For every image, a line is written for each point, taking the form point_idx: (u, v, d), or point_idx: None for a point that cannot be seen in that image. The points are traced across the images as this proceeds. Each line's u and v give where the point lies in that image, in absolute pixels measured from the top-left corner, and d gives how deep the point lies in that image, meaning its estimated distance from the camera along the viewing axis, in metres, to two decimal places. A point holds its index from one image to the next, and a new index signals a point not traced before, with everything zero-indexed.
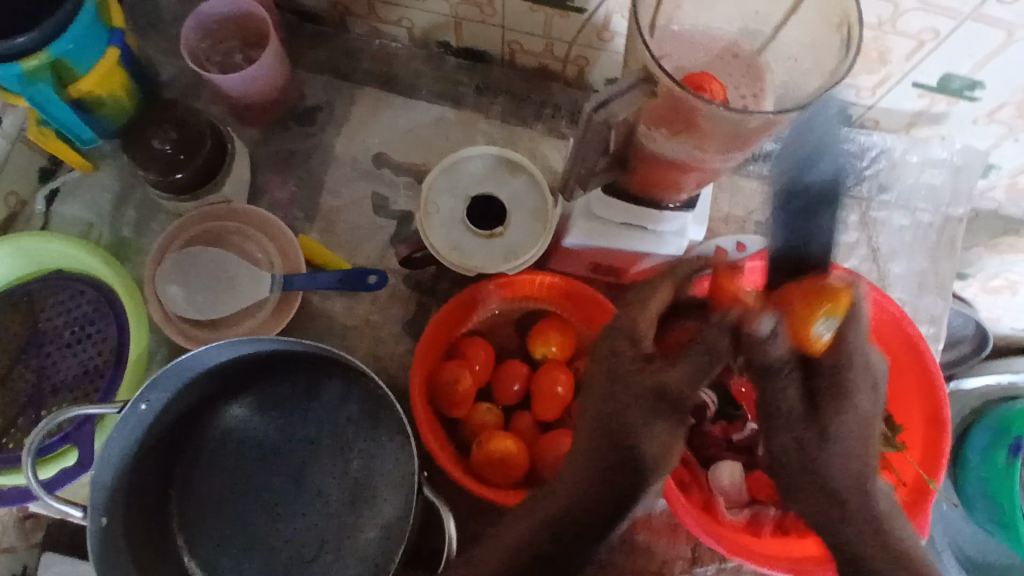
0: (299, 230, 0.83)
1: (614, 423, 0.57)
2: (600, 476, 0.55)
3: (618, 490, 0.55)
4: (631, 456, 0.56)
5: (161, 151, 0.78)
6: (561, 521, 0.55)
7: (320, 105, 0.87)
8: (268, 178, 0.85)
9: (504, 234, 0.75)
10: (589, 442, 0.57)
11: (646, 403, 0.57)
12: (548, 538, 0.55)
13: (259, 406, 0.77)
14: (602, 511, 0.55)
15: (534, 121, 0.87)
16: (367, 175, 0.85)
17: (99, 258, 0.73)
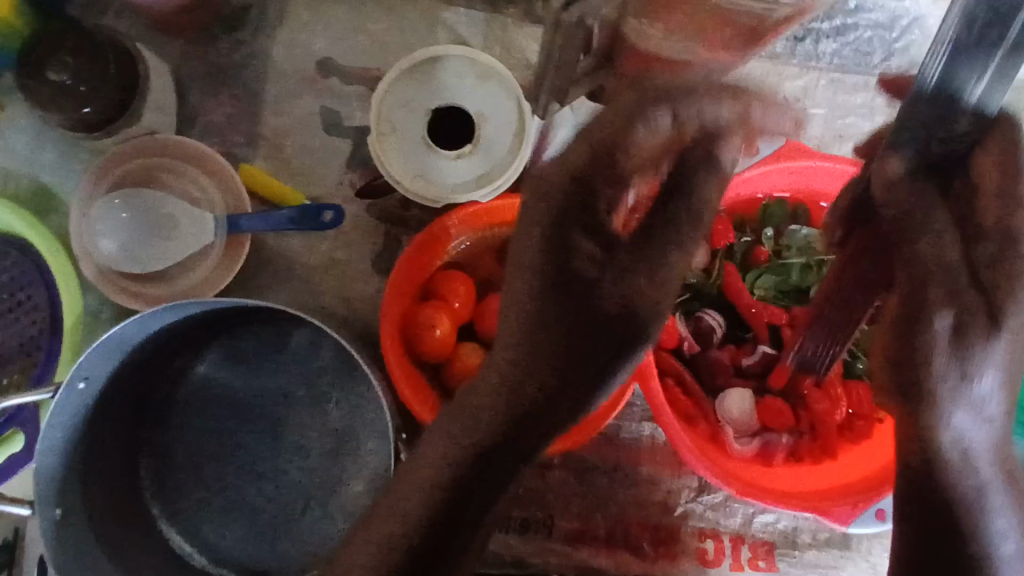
0: (243, 158, 0.72)
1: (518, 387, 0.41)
2: (506, 406, 0.42)
3: (529, 427, 0.42)
4: (544, 370, 0.41)
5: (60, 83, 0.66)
6: (464, 466, 0.42)
7: (250, 4, 0.73)
8: (200, 100, 0.72)
9: (477, 151, 0.64)
10: (503, 357, 0.42)
11: (573, 327, 0.41)
12: (452, 484, 0.42)
13: (223, 362, 0.70)
14: (504, 458, 0.42)
15: (506, 5, 0.73)
16: (313, 87, 0.73)
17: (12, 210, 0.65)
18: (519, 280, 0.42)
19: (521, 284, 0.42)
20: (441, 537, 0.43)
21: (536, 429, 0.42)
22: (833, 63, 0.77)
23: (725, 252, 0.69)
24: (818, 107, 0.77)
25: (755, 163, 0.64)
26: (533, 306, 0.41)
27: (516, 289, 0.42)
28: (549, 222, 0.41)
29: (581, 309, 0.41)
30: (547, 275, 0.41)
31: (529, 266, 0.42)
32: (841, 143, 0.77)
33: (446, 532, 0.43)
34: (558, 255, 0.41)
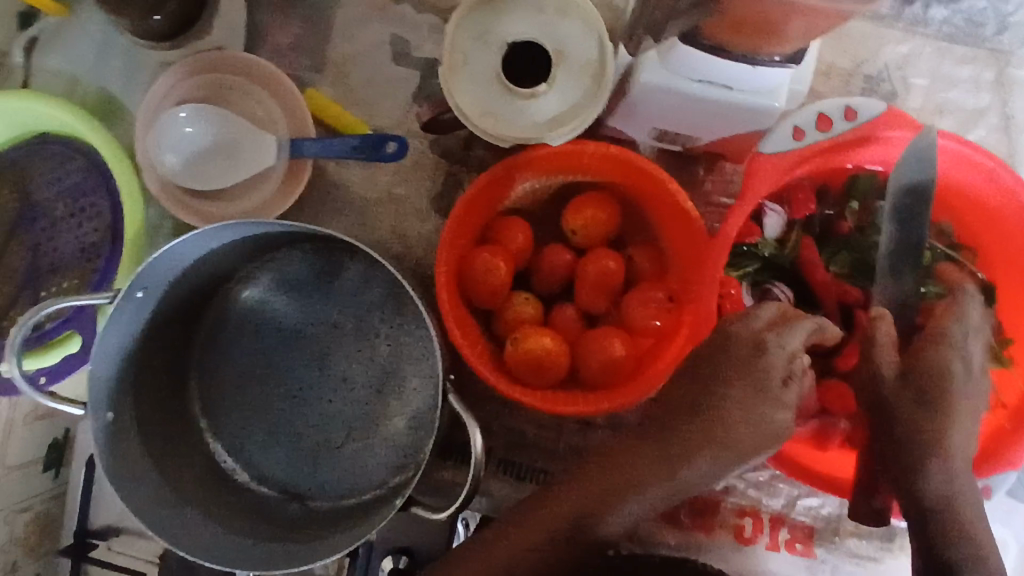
0: (308, 83, 0.70)
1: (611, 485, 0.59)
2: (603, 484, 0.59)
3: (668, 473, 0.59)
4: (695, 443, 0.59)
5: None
6: (620, 495, 0.59)
7: None
8: (268, 18, 0.70)
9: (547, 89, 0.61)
10: (675, 437, 0.59)
11: (717, 419, 0.58)
12: (609, 504, 0.59)
13: (274, 287, 0.70)
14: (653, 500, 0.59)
15: None
16: (384, 14, 0.70)
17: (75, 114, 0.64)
18: (704, 369, 0.59)
19: (705, 375, 0.59)
20: (589, 550, 0.59)
21: (676, 477, 0.59)
22: (941, 32, 0.70)
23: (803, 224, 0.65)
24: (919, 76, 0.71)
25: (849, 130, 0.59)
26: (716, 373, 0.58)
27: (701, 379, 0.59)
28: (735, 335, 0.58)
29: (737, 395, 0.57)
30: (712, 369, 0.58)
31: (720, 365, 0.58)
32: (939, 118, 0.71)
33: (593, 544, 0.58)
34: (713, 368, 0.58)
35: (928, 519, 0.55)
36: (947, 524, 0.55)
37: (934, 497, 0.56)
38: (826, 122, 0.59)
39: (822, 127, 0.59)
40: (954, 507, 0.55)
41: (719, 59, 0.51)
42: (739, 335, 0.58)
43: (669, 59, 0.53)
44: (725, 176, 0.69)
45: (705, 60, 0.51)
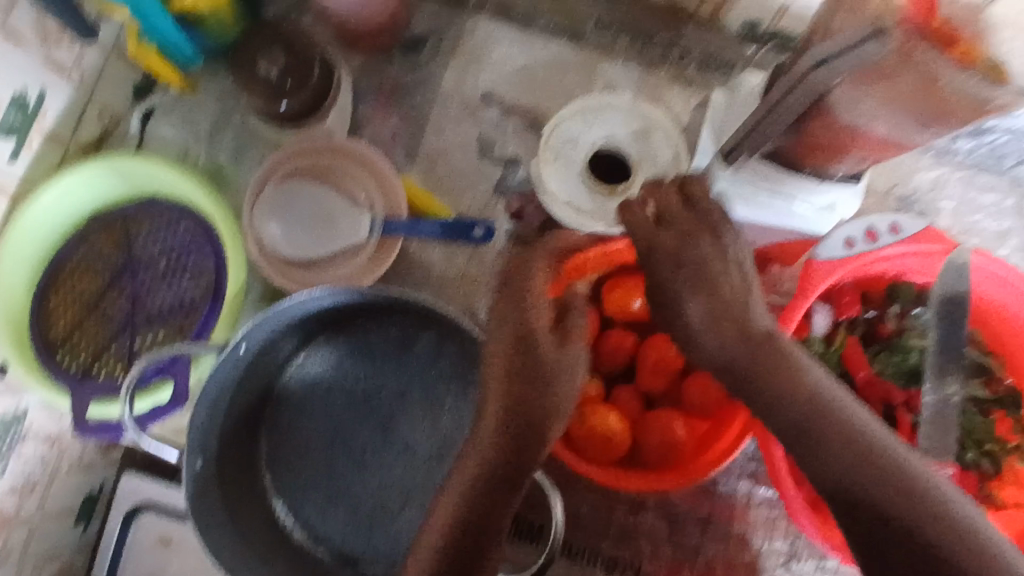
0: (400, 169, 0.78)
1: (516, 453, 0.50)
2: (477, 470, 0.50)
3: (525, 430, 0.51)
4: (532, 383, 0.51)
5: (268, 76, 0.73)
6: (484, 483, 0.50)
7: (429, 33, 0.80)
8: (369, 111, 0.79)
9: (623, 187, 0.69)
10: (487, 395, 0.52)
11: (552, 387, 0.52)
12: (491, 486, 0.50)
13: (349, 353, 0.74)
14: (524, 457, 0.50)
15: (660, 66, 0.80)
16: (474, 115, 0.79)
17: (194, 181, 0.71)
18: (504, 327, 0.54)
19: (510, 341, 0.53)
20: (482, 524, 0.50)
21: (532, 428, 0.51)
22: (966, 163, 0.79)
23: (848, 324, 0.71)
24: (946, 201, 0.79)
25: (894, 243, 0.65)
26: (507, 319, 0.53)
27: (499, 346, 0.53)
28: (523, 285, 0.54)
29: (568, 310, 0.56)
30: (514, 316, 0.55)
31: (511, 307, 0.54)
32: (965, 238, 0.79)
33: (485, 511, 0.50)
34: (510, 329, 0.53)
35: (818, 463, 0.47)
36: (849, 474, 0.46)
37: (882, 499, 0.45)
38: (873, 236, 0.65)
39: (870, 240, 0.65)
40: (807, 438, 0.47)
41: (798, 173, 0.59)
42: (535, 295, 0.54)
43: (759, 179, 0.61)
44: None
45: (786, 176, 0.59)
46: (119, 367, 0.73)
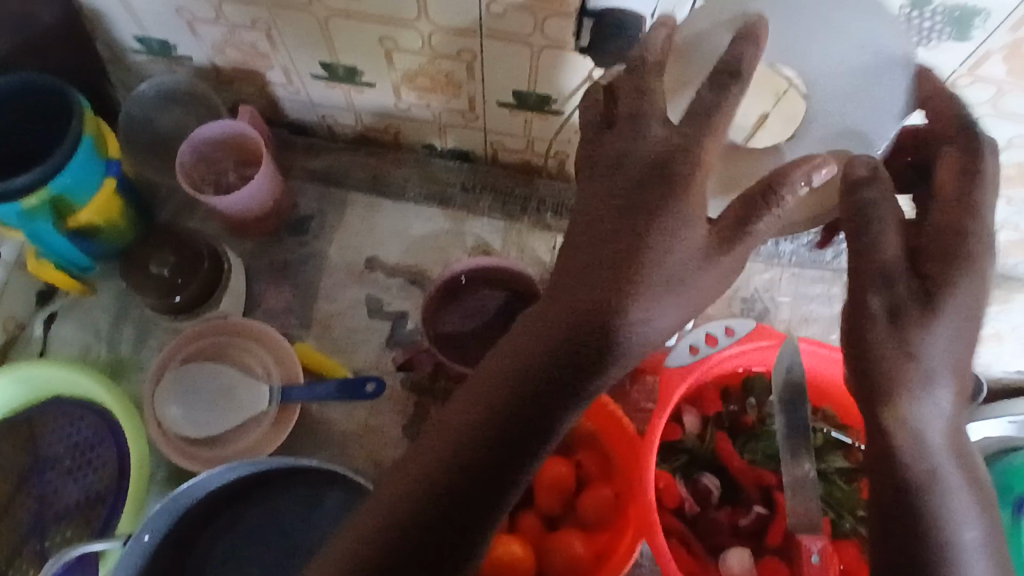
0: (295, 337, 0.85)
1: (581, 325, 0.52)
2: (545, 347, 0.53)
3: (600, 314, 0.52)
4: (600, 281, 0.52)
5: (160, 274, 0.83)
6: (524, 381, 0.53)
7: (313, 213, 0.90)
8: (262, 289, 0.86)
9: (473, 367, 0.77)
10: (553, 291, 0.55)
11: (617, 284, 0.52)
12: (530, 390, 0.53)
13: (260, 522, 0.76)
14: (564, 357, 0.53)
15: (520, 216, 0.92)
16: (360, 279, 0.87)
17: (91, 377, 0.75)
18: (585, 191, 0.55)
19: (589, 188, 0.55)
20: (507, 430, 0.53)
21: (607, 318, 0.52)
22: (793, 260, 0.91)
23: (714, 420, 0.79)
24: (783, 295, 0.90)
25: (732, 343, 0.75)
26: (585, 220, 0.54)
27: (565, 252, 0.55)
28: (612, 151, 0.54)
29: (644, 195, 0.51)
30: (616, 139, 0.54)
31: (589, 201, 0.55)
32: (807, 325, 0.90)
33: (519, 415, 0.53)
34: (584, 159, 0.56)
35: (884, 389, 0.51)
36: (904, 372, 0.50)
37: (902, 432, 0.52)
38: (713, 340, 0.75)
39: (711, 344, 0.75)
40: (936, 294, 0.50)
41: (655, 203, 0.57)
42: (611, 156, 0.54)
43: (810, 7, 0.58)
44: (647, 385, 0.83)
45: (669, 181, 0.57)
46: (32, 569, 0.75)
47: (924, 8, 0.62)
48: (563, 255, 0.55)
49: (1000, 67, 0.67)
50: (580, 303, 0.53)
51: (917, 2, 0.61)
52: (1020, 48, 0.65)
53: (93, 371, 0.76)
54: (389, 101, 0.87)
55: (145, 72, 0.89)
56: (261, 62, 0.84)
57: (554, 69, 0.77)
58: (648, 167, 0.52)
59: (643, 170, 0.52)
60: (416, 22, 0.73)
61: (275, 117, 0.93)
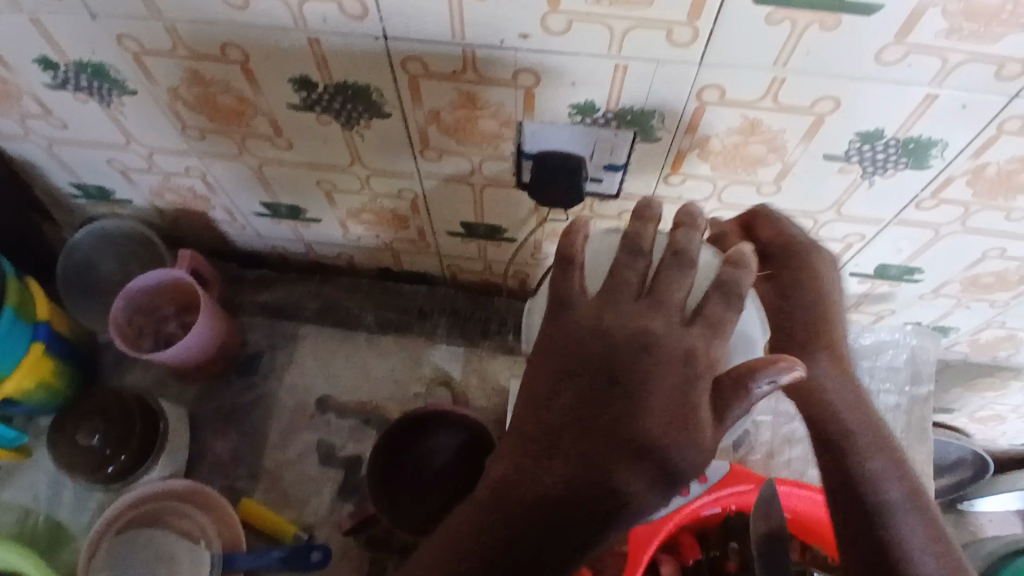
0: (243, 489, 0.79)
1: (609, 433, 0.44)
2: (563, 456, 0.44)
3: (633, 424, 0.44)
4: (640, 382, 0.44)
5: (89, 445, 0.77)
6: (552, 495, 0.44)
7: (261, 351, 0.86)
8: (207, 437, 0.81)
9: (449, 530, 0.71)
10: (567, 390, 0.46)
11: (652, 395, 0.44)
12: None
13: None
14: (581, 499, 0.43)
15: (481, 340, 0.88)
16: (311, 422, 0.82)
17: (20, 555, 0.71)
18: (572, 344, 0.46)
19: (575, 344, 0.46)
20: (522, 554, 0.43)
21: (641, 427, 0.44)
22: None
23: (693, 567, 0.73)
24: (762, 413, 0.85)
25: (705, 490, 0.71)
26: (580, 379, 0.45)
27: (553, 414, 0.45)
28: (608, 312, 0.46)
29: (639, 321, 0.45)
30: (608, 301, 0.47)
31: (585, 360, 0.46)
32: (790, 445, 0.84)
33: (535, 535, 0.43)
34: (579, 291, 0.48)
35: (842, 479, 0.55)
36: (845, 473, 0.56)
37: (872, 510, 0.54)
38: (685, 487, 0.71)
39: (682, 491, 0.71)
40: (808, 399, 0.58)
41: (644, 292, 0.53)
42: (603, 315, 0.46)
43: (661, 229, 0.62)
44: None
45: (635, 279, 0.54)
46: None
47: (875, 141, 0.58)
48: (551, 416, 0.45)
49: (964, 190, 0.63)
50: (608, 409, 0.44)
51: (867, 136, 0.58)
52: (984, 174, 0.61)
53: (22, 548, 0.71)
54: (336, 233, 0.84)
55: (88, 214, 0.86)
56: (201, 203, 0.81)
57: (499, 203, 0.73)
58: (663, 316, 0.46)
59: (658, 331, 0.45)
60: (350, 167, 0.70)
61: (224, 250, 0.90)
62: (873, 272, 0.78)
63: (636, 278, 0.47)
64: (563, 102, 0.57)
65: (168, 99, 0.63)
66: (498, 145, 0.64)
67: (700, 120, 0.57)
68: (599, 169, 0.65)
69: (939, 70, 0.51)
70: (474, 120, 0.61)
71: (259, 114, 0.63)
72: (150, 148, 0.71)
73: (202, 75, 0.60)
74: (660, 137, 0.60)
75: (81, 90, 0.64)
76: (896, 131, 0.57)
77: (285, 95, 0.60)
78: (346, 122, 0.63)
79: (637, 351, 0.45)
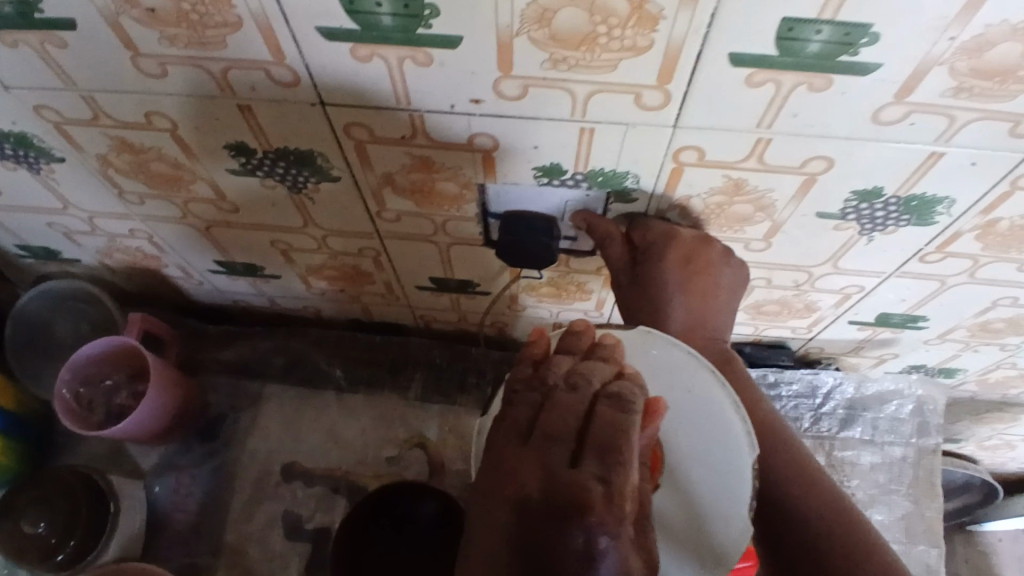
0: (204, 568, 0.74)
1: None
2: None
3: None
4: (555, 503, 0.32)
5: (34, 534, 0.71)
6: None
7: (224, 414, 0.81)
8: (168, 512, 0.76)
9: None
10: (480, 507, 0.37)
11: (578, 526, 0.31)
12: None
13: None
14: None
15: (459, 395, 0.82)
16: (277, 492, 0.77)
17: None
18: (478, 524, 0.34)
19: (481, 528, 0.34)
20: None
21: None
22: None
23: None
24: None
25: None
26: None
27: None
28: (524, 478, 0.33)
29: (548, 413, 0.35)
30: (519, 461, 0.34)
31: (489, 552, 0.33)
32: None
33: None
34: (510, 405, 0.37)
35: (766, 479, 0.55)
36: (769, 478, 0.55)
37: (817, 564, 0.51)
38: None
39: None
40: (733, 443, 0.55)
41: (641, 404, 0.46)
42: (513, 485, 0.33)
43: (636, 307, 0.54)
44: None
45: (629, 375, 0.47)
46: None
47: (873, 200, 0.53)
48: None
49: (972, 244, 0.57)
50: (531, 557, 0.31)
51: (865, 194, 0.52)
52: (994, 228, 0.55)
53: None
54: (300, 288, 0.78)
55: (36, 272, 0.81)
56: (153, 261, 0.76)
57: (468, 259, 0.67)
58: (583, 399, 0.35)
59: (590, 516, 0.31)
60: (304, 228, 0.64)
61: (184, 304, 0.85)
62: (875, 320, 0.72)
63: (554, 423, 0.34)
64: (527, 164, 0.52)
65: (98, 165, 0.58)
66: (460, 206, 0.58)
67: (677, 182, 0.52)
68: (572, 228, 0.60)
69: (944, 129, 0.45)
70: (431, 183, 0.55)
71: (197, 179, 0.58)
72: (90, 212, 0.66)
73: (130, 143, 0.54)
74: (635, 197, 0.54)
75: (5, 157, 0.59)
76: (897, 189, 0.52)
77: (223, 161, 0.55)
78: (293, 186, 0.57)
79: (543, 441, 0.34)
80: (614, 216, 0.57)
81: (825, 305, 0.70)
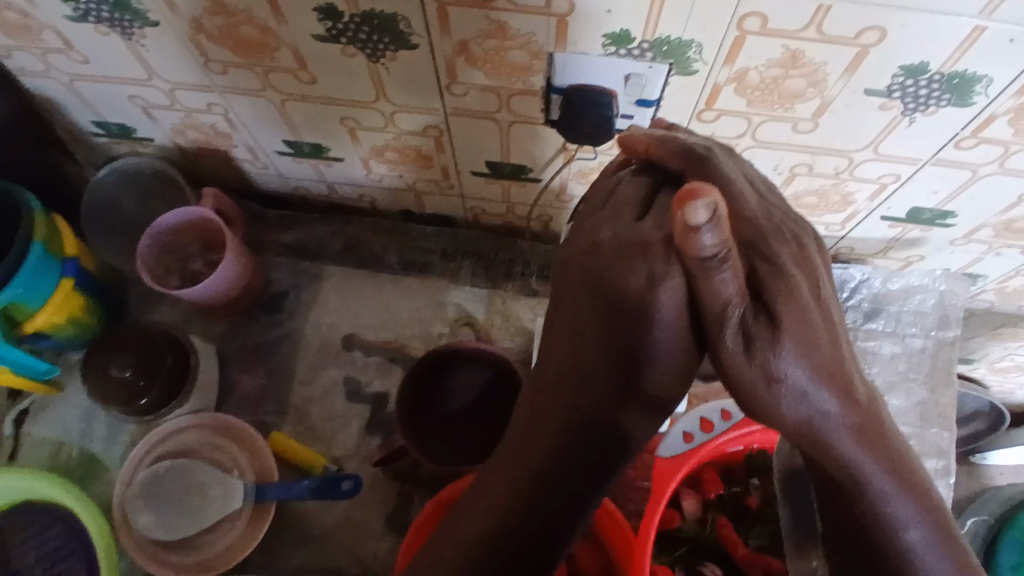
0: (271, 425, 0.81)
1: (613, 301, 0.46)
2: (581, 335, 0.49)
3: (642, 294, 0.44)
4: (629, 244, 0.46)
5: (121, 378, 0.78)
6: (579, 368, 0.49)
7: (287, 290, 0.87)
8: (237, 375, 0.83)
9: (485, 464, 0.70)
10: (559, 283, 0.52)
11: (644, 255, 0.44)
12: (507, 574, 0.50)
13: None
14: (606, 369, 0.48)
15: (505, 282, 0.87)
16: (337, 360, 0.83)
17: (47, 481, 0.73)
18: (564, 277, 0.50)
19: (568, 284, 0.49)
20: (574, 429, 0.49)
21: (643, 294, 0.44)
22: None
23: (715, 503, 0.74)
24: None
25: (729, 428, 0.71)
26: (574, 321, 0.49)
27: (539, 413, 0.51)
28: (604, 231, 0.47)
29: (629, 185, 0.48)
30: (602, 221, 0.48)
31: (578, 288, 0.48)
32: None
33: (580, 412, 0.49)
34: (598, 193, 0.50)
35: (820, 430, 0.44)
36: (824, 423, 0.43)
37: (889, 553, 0.46)
38: (708, 424, 0.71)
39: (706, 429, 0.70)
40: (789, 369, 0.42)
41: None
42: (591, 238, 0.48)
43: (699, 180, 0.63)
44: (645, 463, 0.80)
45: None
46: None
47: (919, 75, 0.56)
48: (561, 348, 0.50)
49: (1007, 129, 0.60)
50: (626, 275, 0.45)
51: (912, 70, 0.56)
52: None
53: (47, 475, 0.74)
54: (359, 174, 0.83)
55: (109, 152, 0.86)
56: (223, 141, 0.80)
57: (526, 141, 0.72)
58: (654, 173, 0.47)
59: (655, 257, 0.43)
60: (375, 103, 0.69)
61: (246, 189, 0.90)
62: (905, 216, 0.76)
63: (631, 197, 0.47)
64: (597, 31, 0.55)
65: (190, 30, 0.62)
66: (526, 78, 0.62)
67: (739, 51, 0.55)
68: (630, 105, 0.63)
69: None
70: (504, 51, 0.59)
71: (282, 46, 0.62)
72: (172, 83, 0.70)
73: (224, 5, 0.58)
74: (696, 69, 0.58)
75: (102, 21, 0.63)
76: (942, 66, 0.55)
77: (310, 25, 0.59)
78: (371, 54, 0.61)
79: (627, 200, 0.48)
80: (673, 88, 0.61)
81: (860, 196, 0.74)
